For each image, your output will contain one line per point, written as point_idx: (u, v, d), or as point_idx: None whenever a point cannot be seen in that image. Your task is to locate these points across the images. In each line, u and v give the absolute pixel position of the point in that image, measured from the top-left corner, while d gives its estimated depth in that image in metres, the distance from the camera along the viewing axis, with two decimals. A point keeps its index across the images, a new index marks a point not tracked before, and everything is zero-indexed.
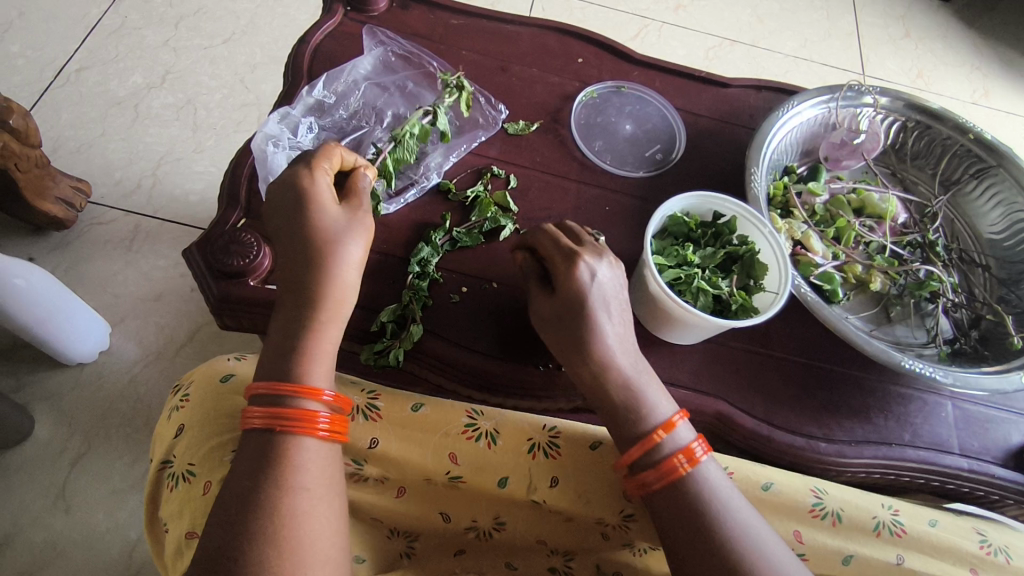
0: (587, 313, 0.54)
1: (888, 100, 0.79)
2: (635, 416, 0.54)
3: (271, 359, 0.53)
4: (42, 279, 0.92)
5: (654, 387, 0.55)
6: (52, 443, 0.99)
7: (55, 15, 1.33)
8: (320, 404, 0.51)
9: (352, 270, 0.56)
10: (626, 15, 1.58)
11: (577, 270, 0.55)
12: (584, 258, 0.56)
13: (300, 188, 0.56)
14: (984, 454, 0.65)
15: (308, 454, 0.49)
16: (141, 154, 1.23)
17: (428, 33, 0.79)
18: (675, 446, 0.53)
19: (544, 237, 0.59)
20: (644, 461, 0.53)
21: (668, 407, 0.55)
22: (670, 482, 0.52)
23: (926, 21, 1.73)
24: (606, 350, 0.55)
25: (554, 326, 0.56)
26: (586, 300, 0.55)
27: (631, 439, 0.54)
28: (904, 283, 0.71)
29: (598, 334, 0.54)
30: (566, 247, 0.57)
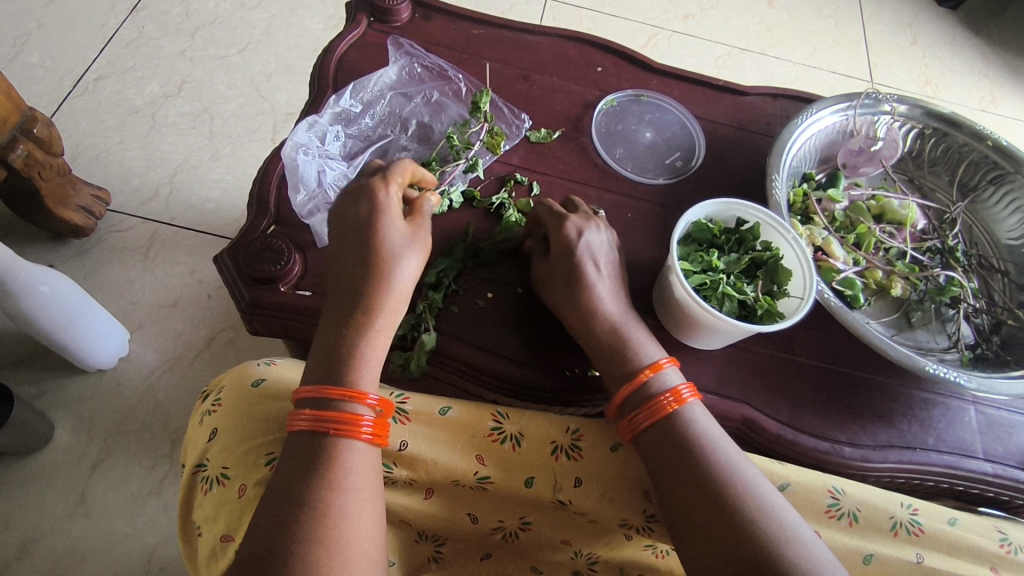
0: (580, 267, 0.61)
1: (905, 108, 0.80)
2: (628, 360, 0.58)
3: (321, 362, 0.54)
4: (66, 286, 0.93)
5: (641, 334, 0.60)
6: (72, 448, 1.00)
7: (73, 25, 1.35)
8: (366, 408, 0.52)
9: (407, 283, 0.58)
10: (635, 24, 1.59)
11: (564, 227, 0.62)
12: (572, 220, 0.63)
13: (372, 197, 0.59)
14: (1008, 459, 0.65)
15: (354, 457, 0.51)
16: (158, 162, 1.25)
17: (450, 43, 0.81)
18: (664, 387, 0.56)
19: (538, 206, 0.66)
20: (634, 400, 0.56)
21: (656, 352, 0.59)
22: (658, 420, 0.54)
23: (933, 29, 1.74)
24: (603, 301, 0.60)
25: (556, 286, 0.61)
26: (577, 255, 0.61)
27: (624, 380, 0.57)
28: (925, 289, 0.72)
29: (592, 287, 0.60)
30: (555, 211, 0.64)
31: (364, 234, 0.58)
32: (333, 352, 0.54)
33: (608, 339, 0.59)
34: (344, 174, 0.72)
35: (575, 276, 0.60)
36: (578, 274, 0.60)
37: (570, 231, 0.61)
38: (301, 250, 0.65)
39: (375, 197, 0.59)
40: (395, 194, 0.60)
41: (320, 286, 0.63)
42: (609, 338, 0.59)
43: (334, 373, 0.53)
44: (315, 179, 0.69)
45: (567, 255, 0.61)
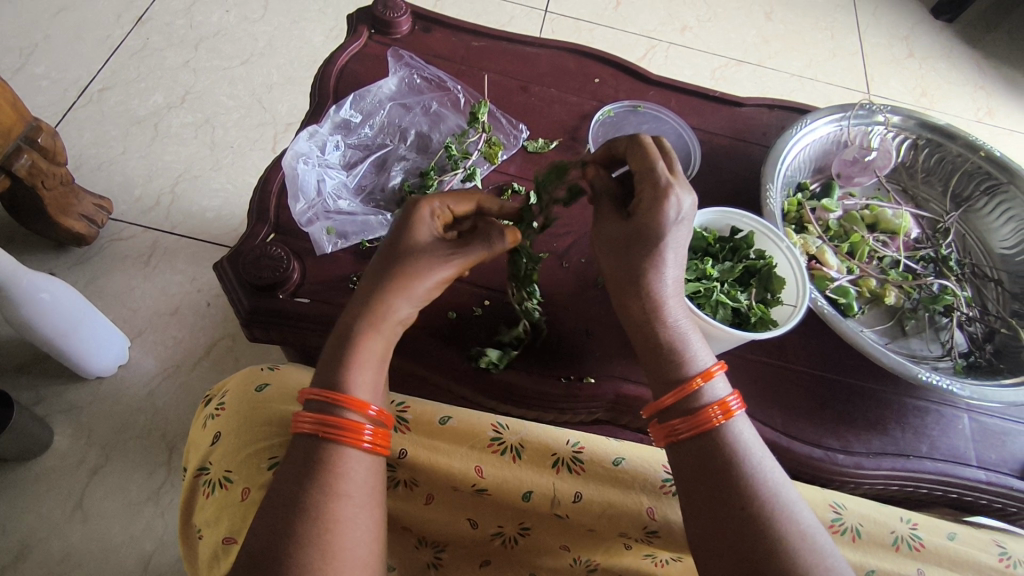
0: (656, 246, 0.52)
1: (899, 119, 0.81)
2: (677, 361, 0.54)
3: (324, 365, 0.54)
4: (67, 293, 0.94)
5: (697, 339, 0.55)
6: (70, 454, 1.00)
7: (78, 37, 1.37)
8: (366, 417, 0.53)
9: (408, 305, 0.55)
10: (633, 36, 1.61)
11: (665, 198, 0.51)
12: (675, 191, 0.51)
13: (410, 204, 0.56)
14: (1001, 466, 0.66)
15: (353, 463, 0.51)
16: (161, 171, 1.26)
17: (450, 55, 0.82)
18: (712, 398, 0.52)
19: (635, 155, 0.53)
20: (678, 407, 0.52)
21: (707, 358, 0.54)
22: (699, 433, 0.51)
23: (929, 41, 1.76)
24: (659, 286, 0.53)
25: (609, 252, 0.56)
26: (660, 231, 0.52)
27: (669, 381, 0.54)
28: (919, 297, 0.73)
29: (658, 270, 0.53)
30: (660, 180, 0.51)
31: (389, 244, 0.55)
32: (334, 357, 0.54)
33: (653, 325, 0.54)
34: (343, 184, 0.74)
35: (638, 250, 0.53)
36: (642, 247, 0.53)
37: (669, 212, 0.50)
38: (299, 258, 0.66)
39: (409, 209, 0.56)
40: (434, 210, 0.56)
41: (318, 293, 0.64)
42: (653, 326, 0.54)
43: (335, 380, 0.53)
44: (314, 189, 0.71)
45: (637, 227, 0.53)
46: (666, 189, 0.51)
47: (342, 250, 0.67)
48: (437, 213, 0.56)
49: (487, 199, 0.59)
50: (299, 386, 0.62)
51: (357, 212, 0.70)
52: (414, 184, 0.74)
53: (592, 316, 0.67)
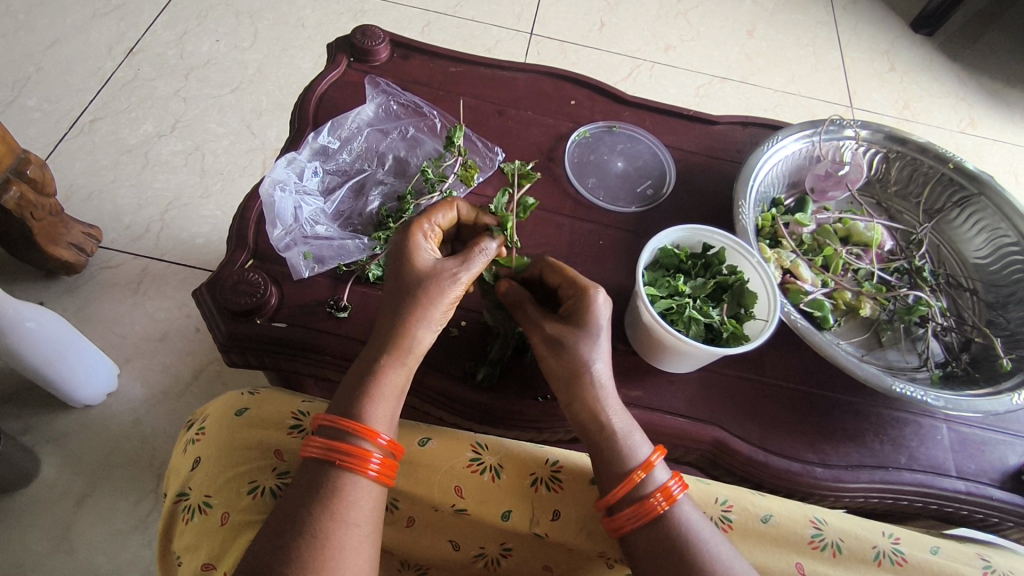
0: (591, 335, 0.57)
1: (868, 133, 0.82)
2: (621, 450, 0.56)
3: (343, 394, 0.55)
4: (56, 324, 0.94)
5: (633, 429, 0.57)
6: (58, 484, 1.00)
7: (70, 69, 1.39)
8: (376, 447, 0.53)
9: (429, 330, 0.57)
10: (618, 57, 1.64)
11: (588, 297, 0.57)
12: (593, 290, 0.58)
13: (402, 234, 0.58)
14: (981, 476, 0.66)
15: (359, 491, 0.52)
16: (151, 199, 1.27)
17: (428, 81, 0.84)
18: (653, 484, 0.55)
19: (553, 271, 0.61)
20: (626, 498, 0.54)
21: (645, 447, 0.57)
22: (648, 521, 0.53)
23: (910, 54, 1.79)
24: (599, 374, 0.57)
25: (551, 352, 0.57)
26: (596, 322, 0.57)
27: (615, 476, 0.55)
28: (894, 309, 0.73)
29: (590, 359, 0.57)
30: (579, 281, 0.58)
31: (395, 279, 0.57)
32: (358, 384, 0.55)
33: (602, 415, 0.57)
34: (321, 210, 0.75)
35: (574, 340, 0.57)
36: (579, 339, 0.57)
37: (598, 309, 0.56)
38: (277, 283, 0.66)
39: (402, 237, 0.58)
40: (424, 238, 0.58)
41: (295, 318, 0.65)
42: (603, 416, 0.57)
43: (355, 406, 0.54)
44: (291, 215, 0.72)
45: (571, 323, 0.58)
46: (587, 287, 0.58)
47: (319, 274, 0.68)
48: (428, 235, 0.59)
49: (464, 206, 0.62)
50: (278, 410, 0.62)
51: (334, 237, 0.71)
52: (391, 209, 0.75)
53: None
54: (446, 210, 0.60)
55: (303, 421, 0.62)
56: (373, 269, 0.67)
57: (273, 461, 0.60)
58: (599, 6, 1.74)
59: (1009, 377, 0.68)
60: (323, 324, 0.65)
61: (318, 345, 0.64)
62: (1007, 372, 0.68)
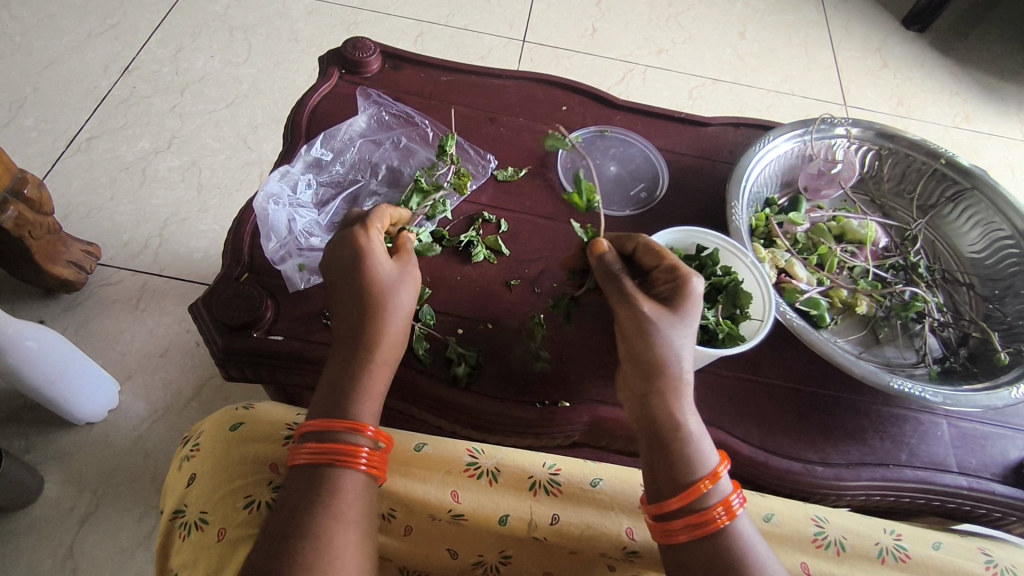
0: (689, 322, 0.55)
1: (859, 131, 0.82)
2: (691, 455, 0.54)
3: (324, 393, 0.56)
4: (56, 342, 0.94)
5: (704, 434, 0.56)
6: (61, 502, 0.99)
7: (67, 88, 1.40)
8: (365, 439, 0.55)
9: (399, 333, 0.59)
10: (611, 61, 1.65)
11: (687, 284, 0.56)
12: (693, 276, 0.56)
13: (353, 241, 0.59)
14: (983, 471, 0.65)
15: (351, 485, 0.53)
16: (149, 215, 1.28)
17: (419, 91, 0.84)
18: (717, 496, 0.53)
19: (648, 255, 0.59)
20: (683, 509, 0.52)
21: (714, 456, 0.55)
22: (702, 535, 0.52)
23: (902, 51, 1.79)
24: (683, 369, 0.55)
25: (636, 331, 0.55)
26: (692, 312, 0.55)
27: (677, 482, 0.53)
28: (890, 305, 0.73)
29: (682, 348, 0.55)
30: (682, 267, 0.57)
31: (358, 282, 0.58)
32: (340, 383, 0.56)
33: (680, 413, 0.55)
34: (315, 222, 0.75)
35: (670, 324, 0.54)
36: (675, 325, 0.54)
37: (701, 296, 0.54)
38: (273, 297, 0.67)
39: (360, 242, 0.58)
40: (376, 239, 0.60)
41: (291, 330, 0.65)
42: (679, 415, 0.55)
43: (340, 405, 0.55)
44: (285, 227, 0.72)
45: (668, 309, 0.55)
46: (689, 274, 0.56)
47: (315, 285, 0.68)
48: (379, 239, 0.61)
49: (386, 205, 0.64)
50: (273, 423, 0.63)
51: None
52: None
53: (567, 341, 0.68)
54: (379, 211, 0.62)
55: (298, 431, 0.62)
56: None
57: (270, 474, 0.60)
58: (591, 12, 1.74)
59: (1007, 370, 0.68)
60: (320, 336, 0.65)
61: (313, 357, 0.64)
62: (1005, 366, 0.68)
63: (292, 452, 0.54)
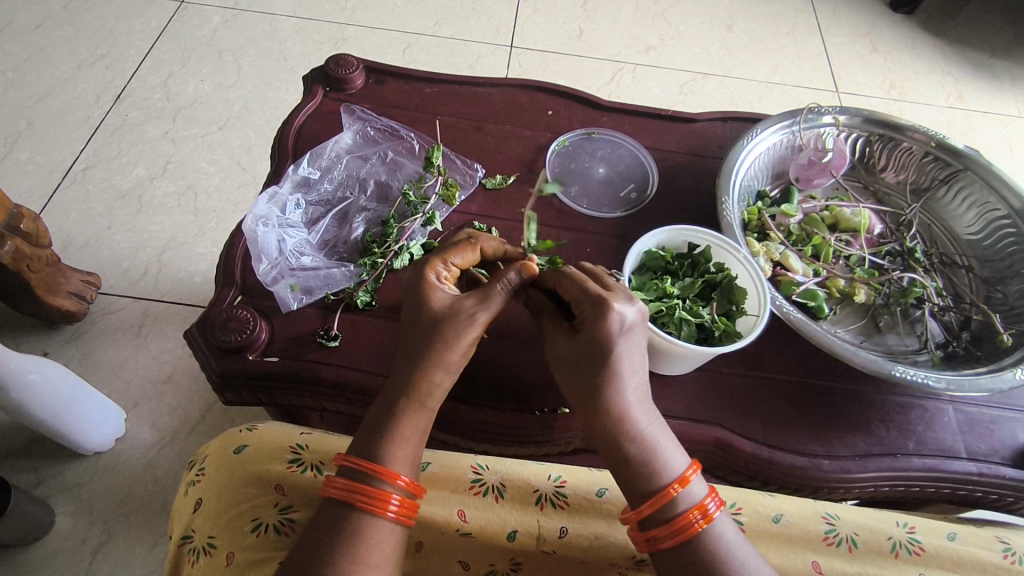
0: (602, 352, 0.53)
1: (847, 118, 0.82)
2: (652, 467, 0.54)
3: (363, 433, 0.55)
4: (58, 374, 0.94)
5: (669, 442, 0.55)
6: (73, 534, 0.99)
7: (60, 120, 1.41)
8: (396, 488, 0.53)
9: (447, 373, 0.57)
10: (600, 61, 1.65)
11: (593, 308, 0.54)
12: (597, 299, 0.54)
13: (416, 274, 0.60)
14: (992, 455, 0.65)
15: (380, 535, 0.52)
16: (147, 241, 1.28)
17: (404, 104, 0.85)
18: (689, 501, 0.53)
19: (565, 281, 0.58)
20: (658, 517, 0.53)
21: (681, 461, 0.55)
22: (681, 540, 0.52)
23: (892, 35, 1.78)
24: (620, 394, 0.54)
25: (564, 369, 0.56)
26: (609, 338, 0.53)
27: (644, 492, 0.54)
28: (889, 292, 0.73)
29: (608, 381, 0.54)
30: (594, 292, 0.54)
31: (412, 318, 0.58)
32: (377, 425, 0.55)
33: (622, 439, 0.54)
34: (306, 241, 0.75)
35: (579, 356, 0.55)
36: (583, 355, 0.54)
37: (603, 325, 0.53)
38: (266, 317, 0.67)
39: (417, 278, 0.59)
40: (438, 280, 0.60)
41: (287, 351, 0.65)
42: (626, 438, 0.54)
43: (375, 448, 0.54)
44: (276, 249, 0.72)
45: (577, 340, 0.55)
46: (597, 297, 0.54)
47: (308, 305, 0.68)
48: (444, 276, 0.60)
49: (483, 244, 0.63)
50: (275, 447, 0.62)
51: (321, 267, 0.71)
52: (376, 233, 0.76)
53: None
54: (464, 248, 0.62)
55: (302, 455, 0.62)
56: (361, 296, 0.67)
57: (274, 496, 0.60)
58: (577, 14, 1.74)
59: (1011, 352, 0.67)
60: (314, 355, 0.65)
61: (309, 378, 0.63)
62: (1009, 348, 0.67)
63: (325, 487, 0.53)
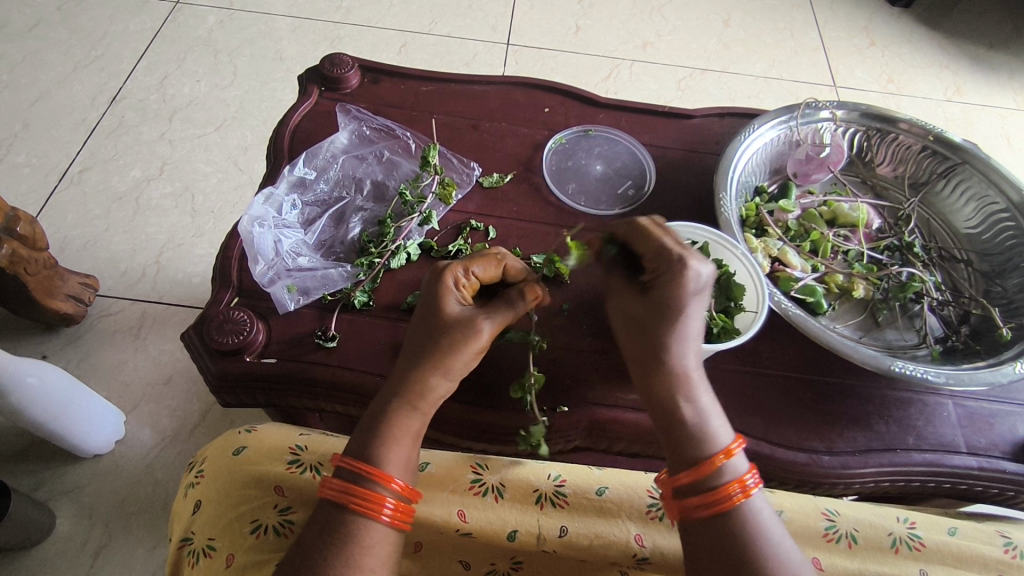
0: (675, 316, 0.53)
1: (844, 112, 0.81)
2: (702, 435, 0.54)
3: (359, 435, 0.55)
4: (57, 376, 0.94)
5: (717, 415, 0.55)
6: (75, 536, 0.99)
7: (56, 122, 1.40)
8: (391, 491, 0.53)
9: (446, 378, 0.57)
10: (596, 58, 1.64)
11: (676, 269, 0.52)
12: (679, 260, 0.52)
13: (434, 277, 0.59)
14: (992, 450, 0.64)
15: (374, 537, 0.52)
16: (144, 243, 1.28)
17: (399, 103, 0.84)
18: (731, 474, 0.53)
19: (642, 236, 0.56)
20: (696, 486, 0.52)
21: (727, 434, 0.55)
22: (715, 512, 0.52)
23: (889, 28, 1.78)
24: (679, 360, 0.54)
25: (631, 329, 0.56)
26: (680, 303, 0.53)
27: (687, 459, 0.54)
28: (887, 287, 0.72)
29: (675, 344, 0.54)
30: (672, 251, 0.53)
31: (423, 320, 0.58)
32: (370, 428, 0.55)
33: (681, 401, 0.54)
34: (302, 242, 0.75)
35: (654, 322, 0.54)
36: (657, 320, 0.54)
37: (681, 289, 0.52)
38: (264, 319, 0.66)
39: (433, 282, 0.59)
40: (455, 288, 0.59)
41: (285, 352, 0.65)
42: (683, 401, 0.54)
43: (369, 451, 0.54)
44: (272, 250, 0.72)
45: (653, 304, 0.54)
46: (678, 261, 0.53)
47: (305, 306, 0.67)
48: (462, 283, 0.59)
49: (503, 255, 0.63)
50: (275, 448, 0.62)
51: (317, 267, 0.71)
52: (372, 233, 0.75)
53: (561, 342, 0.67)
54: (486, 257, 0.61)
55: (301, 456, 0.62)
56: (358, 296, 0.67)
57: (273, 498, 0.60)
58: (574, 10, 1.74)
59: (1010, 347, 0.67)
60: (312, 356, 0.64)
61: (306, 379, 0.63)
62: (1008, 342, 0.67)
63: (322, 488, 0.54)
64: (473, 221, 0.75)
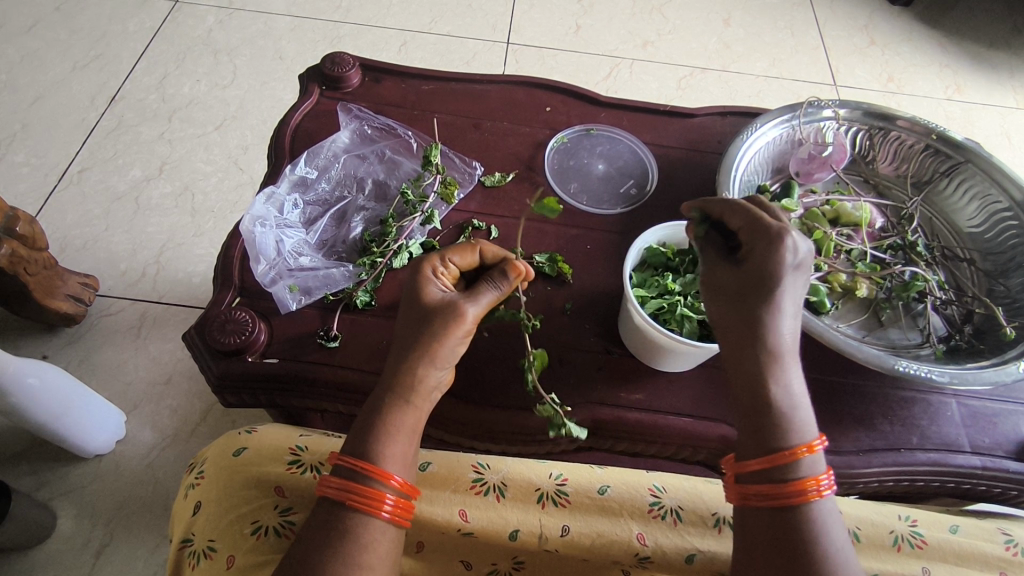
0: (772, 290, 0.52)
1: (846, 111, 0.81)
2: (786, 422, 0.53)
3: (355, 431, 0.55)
4: (57, 376, 0.94)
5: (805, 408, 0.54)
6: (76, 536, 0.99)
7: (55, 122, 1.40)
8: (390, 488, 0.53)
9: (435, 367, 0.57)
10: (596, 57, 1.64)
11: (775, 240, 0.51)
12: (778, 233, 0.52)
13: (414, 270, 0.60)
14: (996, 449, 0.64)
15: (372, 533, 0.51)
16: (144, 243, 1.28)
17: (401, 102, 0.84)
18: (807, 471, 0.51)
19: (737, 212, 0.55)
20: (766, 476, 0.52)
21: (812, 432, 0.53)
22: (778, 506, 0.51)
23: (890, 27, 1.78)
24: (776, 337, 0.53)
25: (727, 303, 0.55)
26: (777, 276, 0.52)
27: (764, 446, 0.53)
28: (891, 286, 0.72)
29: (775, 322, 0.53)
30: (768, 223, 0.52)
31: (406, 311, 0.59)
32: (365, 424, 0.55)
33: (772, 382, 0.53)
34: (304, 241, 0.74)
35: (755, 295, 0.53)
36: (757, 294, 0.53)
37: (783, 259, 0.51)
38: (265, 319, 0.66)
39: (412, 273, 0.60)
40: (434, 276, 0.60)
41: (287, 352, 0.64)
42: (774, 382, 0.53)
43: (365, 447, 0.54)
44: (274, 250, 0.72)
45: (749, 278, 0.53)
46: (778, 233, 0.52)
47: (307, 305, 0.67)
48: (440, 272, 0.60)
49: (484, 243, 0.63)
50: (276, 448, 0.62)
51: (319, 267, 0.71)
52: (374, 233, 0.75)
53: (564, 342, 0.67)
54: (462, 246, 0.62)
55: (302, 456, 0.61)
56: (360, 296, 0.67)
57: (274, 498, 0.59)
58: (574, 9, 1.73)
59: (1014, 346, 0.67)
60: (313, 357, 0.64)
61: (307, 380, 0.63)
62: (1012, 341, 0.67)
63: (320, 483, 0.53)
64: (474, 220, 0.74)
